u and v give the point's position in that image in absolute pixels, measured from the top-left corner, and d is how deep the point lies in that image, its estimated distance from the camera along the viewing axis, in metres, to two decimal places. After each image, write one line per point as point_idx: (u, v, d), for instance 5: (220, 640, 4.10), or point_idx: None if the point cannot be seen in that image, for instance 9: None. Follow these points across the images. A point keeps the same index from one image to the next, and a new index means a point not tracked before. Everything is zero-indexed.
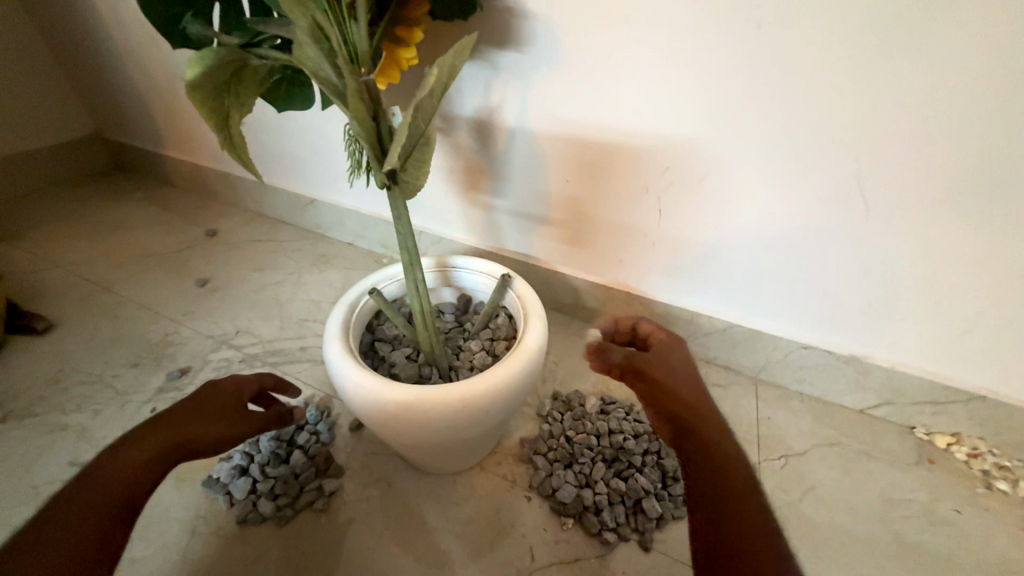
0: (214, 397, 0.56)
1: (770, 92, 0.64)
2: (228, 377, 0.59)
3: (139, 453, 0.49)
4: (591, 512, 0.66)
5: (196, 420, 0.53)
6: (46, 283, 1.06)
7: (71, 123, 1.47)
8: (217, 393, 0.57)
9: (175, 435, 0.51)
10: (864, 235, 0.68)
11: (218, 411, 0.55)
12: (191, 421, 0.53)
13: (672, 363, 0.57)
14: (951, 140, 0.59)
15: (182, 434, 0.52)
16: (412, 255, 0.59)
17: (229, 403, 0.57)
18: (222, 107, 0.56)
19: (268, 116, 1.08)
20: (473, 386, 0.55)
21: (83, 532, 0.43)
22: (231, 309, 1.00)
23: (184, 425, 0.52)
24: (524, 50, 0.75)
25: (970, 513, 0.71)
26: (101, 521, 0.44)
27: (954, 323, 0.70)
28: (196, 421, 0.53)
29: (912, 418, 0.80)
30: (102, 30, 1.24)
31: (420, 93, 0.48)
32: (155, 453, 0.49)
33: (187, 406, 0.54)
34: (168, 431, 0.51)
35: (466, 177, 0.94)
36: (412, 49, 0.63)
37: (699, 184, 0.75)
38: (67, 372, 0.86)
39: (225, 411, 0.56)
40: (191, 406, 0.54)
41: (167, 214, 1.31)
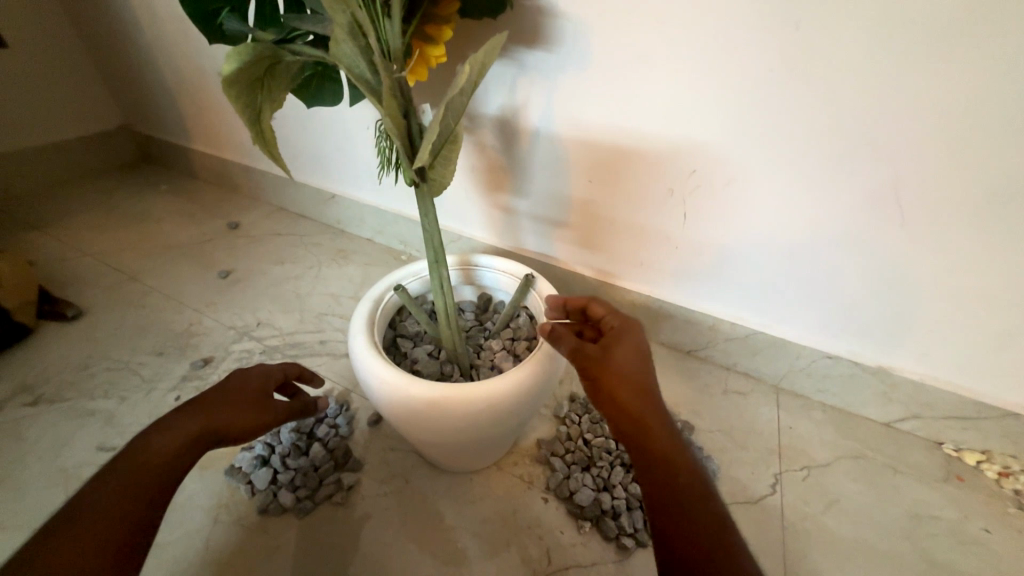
0: (240, 388, 0.57)
1: (804, 95, 0.63)
2: (257, 367, 0.60)
3: (169, 441, 0.50)
4: (608, 516, 0.65)
5: (224, 410, 0.54)
6: (75, 271, 1.09)
7: (100, 115, 1.51)
8: (242, 384, 0.57)
9: (203, 425, 0.52)
10: (898, 244, 0.67)
11: (246, 401, 0.56)
12: (220, 411, 0.53)
13: (621, 354, 0.51)
14: (995, 147, 0.57)
15: (210, 423, 0.52)
16: (438, 253, 0.59)
17: (256, 394, 0.57)
18: (256, 105, 0.56)
19: (293, 112, 1.09)
20: (497, 384, 0.55)
21: (116, 518, 0.44)
22: (252, 302, 1.01)
23: (213, 415, 0.53)
24: (551, 49, 0.74)
25: (1001, 534, 0.68)
26: (133, 508, 0.45)
27: (989, 336, 0.68)
28: (224, 411, 0.54)
29: (940, 433, 0.78)
30: (134, 25, 1.27)
31: (452, 91, 0.47)
32: (185, 442, 0.50)
33: (214, 397, 0.55)
34: (197, 420, 0.52)
35: (487, 176, 0.94)
36: (440, 47, 0.64)
37: (726, 188, 0.74)
38: (95, 359, 0.88)
39: (252, 401, 0.56)
40: (219, 396, 0.55)
41: (191, 206, 1.34)
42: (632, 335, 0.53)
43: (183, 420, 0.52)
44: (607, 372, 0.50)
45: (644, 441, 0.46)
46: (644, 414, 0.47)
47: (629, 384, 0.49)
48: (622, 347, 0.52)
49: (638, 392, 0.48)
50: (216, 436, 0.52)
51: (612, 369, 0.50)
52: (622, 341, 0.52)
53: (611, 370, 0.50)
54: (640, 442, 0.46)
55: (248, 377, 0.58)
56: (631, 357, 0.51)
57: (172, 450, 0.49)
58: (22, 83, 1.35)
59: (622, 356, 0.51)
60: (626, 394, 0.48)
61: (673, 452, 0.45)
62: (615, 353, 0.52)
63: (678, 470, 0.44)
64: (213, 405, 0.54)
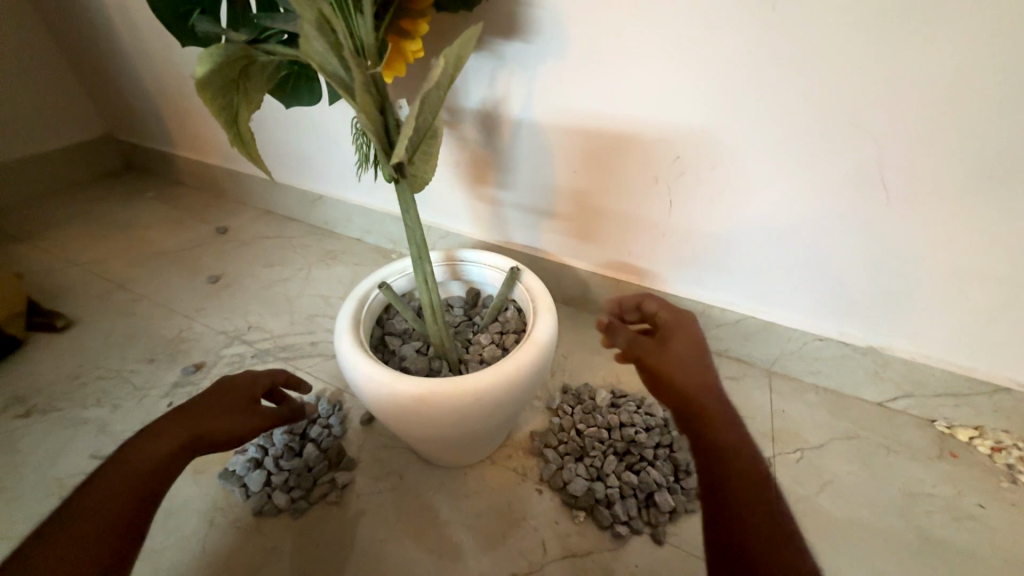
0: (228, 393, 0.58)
1: (784, 76, 0.62)
2: (245, 374, 0.61)
3: (157, 445, 0.50)
4: (602, 505, 0.66)
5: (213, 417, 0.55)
6: (64, 282, 1.08)
7: (84, 125, 1.50)
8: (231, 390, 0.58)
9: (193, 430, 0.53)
10: (884, 222, 0.66)
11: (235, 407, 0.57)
12: (208, 417, 0.54)
13: (677, 347, 0.53)
14: (977, 122, 0.57)
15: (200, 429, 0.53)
16: (420, 248, 0.59)
17: (244, 400, 0.58)
18: (231, 106, 0.57)
19: (276, 113, 1.08)
20: (483, 377, 0.55)
21: (105, 521, 0.44)
22: (242, 306, 1.01)
23: (202, 420, 0.54)
24: (529, 40, 0.74)
25: (995, 508, 0.69)
26: (122, 511, 0.45)
27: (978, 311, 0.68)
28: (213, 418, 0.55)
29: (933, 410, 0.78)
30: (112, 32, 1.26)
31: (427, 84, 0.47)
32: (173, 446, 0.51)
33: (202, 405, 0.55)
34: (185, 425, 0.52)
35: (473, 171, 0.93)
36: (417, 41, 0.63)
37: (710, 173, 0.73)
38: (86, 368, 0.88)
39: (241, 407, 0.58)
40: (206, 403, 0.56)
41: (178, 213, 1.33)
42: (684, 328, 0.56)
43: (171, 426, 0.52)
44: (664, 360, 0.52)
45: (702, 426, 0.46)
46: (702, 401, 0.47)
47: (687, 373, 0.50)
48: (678, 337, 0.54)
49: (697, 382, 0.49)
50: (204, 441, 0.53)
51: (669, 358, 0.52)
52: (676, 332, 0.55)
53: (668, 362, 0.52)
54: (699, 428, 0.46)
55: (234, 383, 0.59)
56: (686, 350, 0.52)
57: (159, 454, 0.49)
58: (2, 95, 1.34)
59: (678, 350, 0.52)
60: (686, 382, 0.49)
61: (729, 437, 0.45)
62: (671, 346, 0.53)
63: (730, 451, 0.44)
64: (203, 412, 0.54)
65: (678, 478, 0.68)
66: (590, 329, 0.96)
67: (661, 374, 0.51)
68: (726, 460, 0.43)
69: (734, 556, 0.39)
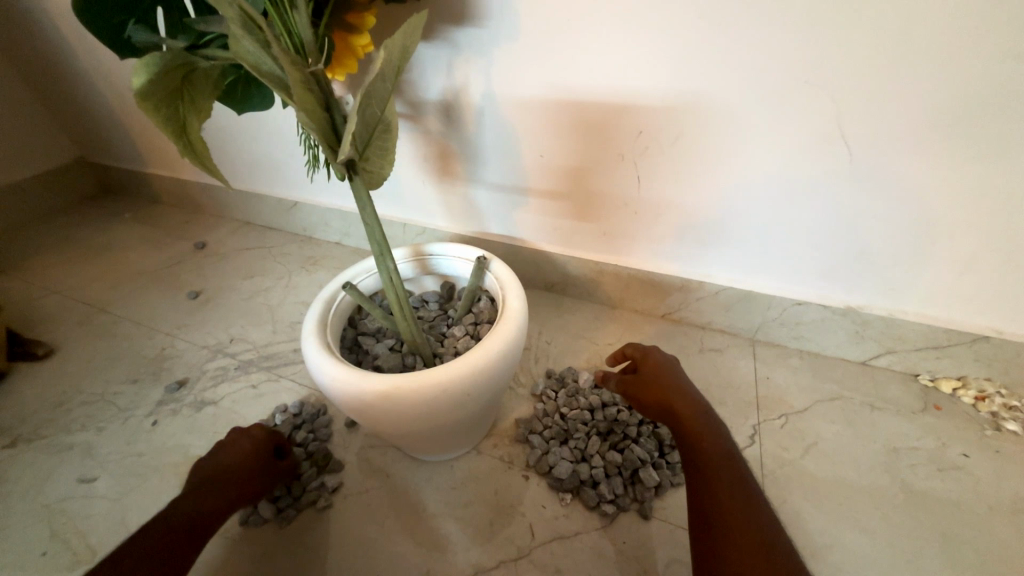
0: (246, 445, 0.66)
1: (738, 39, 0.61)
2: (262, 429, 0.69)
3: (200, 501, 0.58)
4: (588, 486, 0.66)
5: (239, 474, 0.63)
6: (44, 309, 1.08)
7: (54, 151, 1.48)
8: (247, 443, 0.66)
9: (224, 483, 0.61)
10: (851, 181, 0.66)
11: (246, 456, 0.64)
12: (237, 471, 0.63)
13: (658, 363, 0.65)
14: (936, 70, 0.55)
15: (231, 485, 0.62)
16: (381, 245, 0.58)
17: (262, 454, 0.66)
18: (178, 116, 0.53)
19: (240, 123, 1.07)
20: (450, 370, 0.54)
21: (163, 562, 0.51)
22: (224, 319, 1.01)
23: (234, 475, 0.62)
24: (480, 24, 0.72)
25: (980, 456, 0.69)
26: (177, 551, 0.53)
27: (951, 263, 0.67)
28: (239, 475, 0.63)
29: (916, 365, 0.78)
30: (68, 53, 1.23)
31: (368, 78, 0.45)
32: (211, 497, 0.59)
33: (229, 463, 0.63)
34: (213, 485, 0.60)
35: (440, 163, 0.92)
36: (366, 36, 0.62)
37: (675, 145, 0.72)
38: (70, 394, 0.88)
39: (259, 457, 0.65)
40: (230, 460, 0.64)
41: (156, 232, 1.32)
42: (656, 350, 0.68)
43: (205, 480, 0.61)
44: (644, 367, 0.65)
45: (679, 421, 0.57)
46: (680, 405, 0.58)
47: (668, 384, 0.61)
48: (653, 355, 0.66)
49: (676, 390, 0.60)
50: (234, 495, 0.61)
51: (647, 364, 0.65)
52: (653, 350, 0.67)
53: (654, 374, 0.63)
54: (677, 423, 0.57)
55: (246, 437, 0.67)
56: (658, 364, 0.64)
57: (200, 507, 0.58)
58: None
59: (652, 366, 0.65)
60: (670, 392, 0.60)
61: (701, 425, 0.56)
62: (650, 358, 0.66)
63: (704, 439, 0.55)
64: (233, 474, 0.62)
65: (662, 453, 0.69)
66: (572, 313, 0.96)
67: (648, 381, 0.63)
68: (699, 445, 0.54)
69: (703, 513, 0.50)
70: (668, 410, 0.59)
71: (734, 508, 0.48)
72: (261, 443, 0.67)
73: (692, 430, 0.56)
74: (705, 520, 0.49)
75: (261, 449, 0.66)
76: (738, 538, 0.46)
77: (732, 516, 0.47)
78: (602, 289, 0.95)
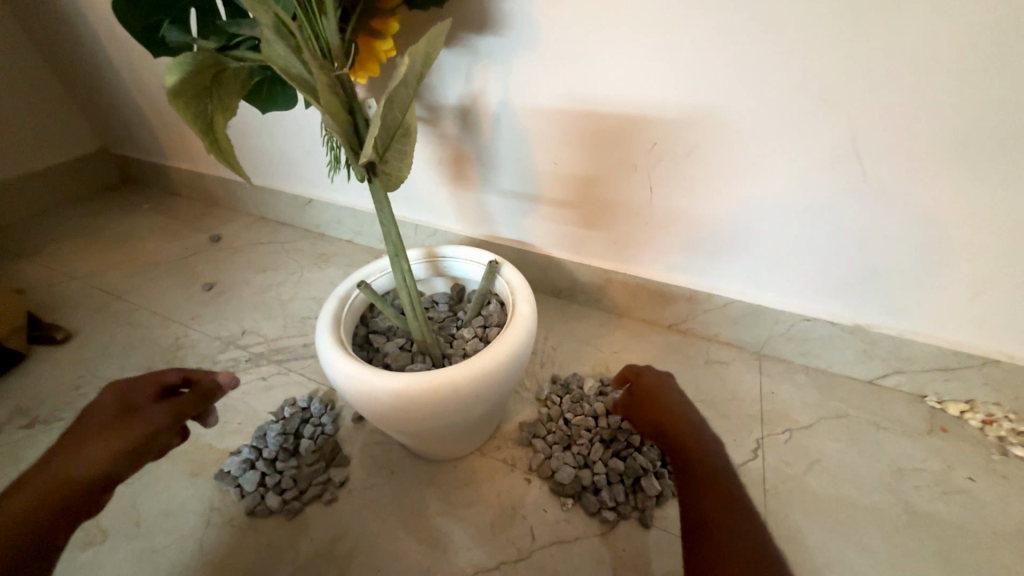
0: (99, 425, 0.56)
1: (753, 57, 0.62)
2: (150, 379, 0.61)
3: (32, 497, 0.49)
4: (589, 492, 0.67)
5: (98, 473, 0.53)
6: (63, 295, 1.11)
7: (78, 141, 1.52)
8: (111, 410, 0.57)
9: (65, 494, 0.51)
10: (864, 200, 0.66)
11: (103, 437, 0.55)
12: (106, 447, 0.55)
13: (657, 382, 0.65)
14: (957, 93, 0.55)
15: (85, 495, 0.53)
16: (397, 245, 0.60)
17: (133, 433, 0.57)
18: (206, 114, 0.54)
19: (260, 120, 1.09)
20: (463, 370, 0.56)
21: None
22: (237, 311, 1.03)
23: (81, 478, 0.52)
24: (500, 33, 0.74)
25: (985, 481, 0.69)
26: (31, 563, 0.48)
27: (963, 285, 0.67)
28: (88, 486, 0.53)
29: (923, 386, 0.78)
30: (99, 47, 1.27)
31: (391, 84, 0.47)
32: (49, 517, 0.50)
33: (55, 479, 0.51)
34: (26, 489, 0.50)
35: (455, 167, 0.94)
36: (388, 41, 0.63)
37: (688, 158, 0.73)
38: (86, 379, 0.91)
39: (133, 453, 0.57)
40: (85, 458, 0.53)
41: (173, 223, 1.35)
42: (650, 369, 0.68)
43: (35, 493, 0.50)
44: (644, 385, 0.66)
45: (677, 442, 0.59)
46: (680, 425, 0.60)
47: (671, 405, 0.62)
48: (650, 373, 0.67)
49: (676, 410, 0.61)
50: (72, 513, 0.52)
51: (647, 384, 0.66)
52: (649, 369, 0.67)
53: (654, 395, 0.64)
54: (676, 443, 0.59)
55: (114, 401, 0.57)
56: (657, 382, 0.65)
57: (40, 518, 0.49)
58: None
59: (651, 384, 0.65)
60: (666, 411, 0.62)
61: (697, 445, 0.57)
62: (648, 376, 0.67)
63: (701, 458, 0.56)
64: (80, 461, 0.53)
65: (665, 462, 0.69)
66: (579, 320, 0.97)
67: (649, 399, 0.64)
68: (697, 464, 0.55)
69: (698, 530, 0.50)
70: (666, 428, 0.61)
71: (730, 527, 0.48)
72: (140, 415, 0.58)
73: (690, 450, 0.57)
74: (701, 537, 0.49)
75: (136, 427, 0.57)
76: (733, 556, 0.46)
77: (729, 550, 0.46)
78: (610, 296, 0.95)
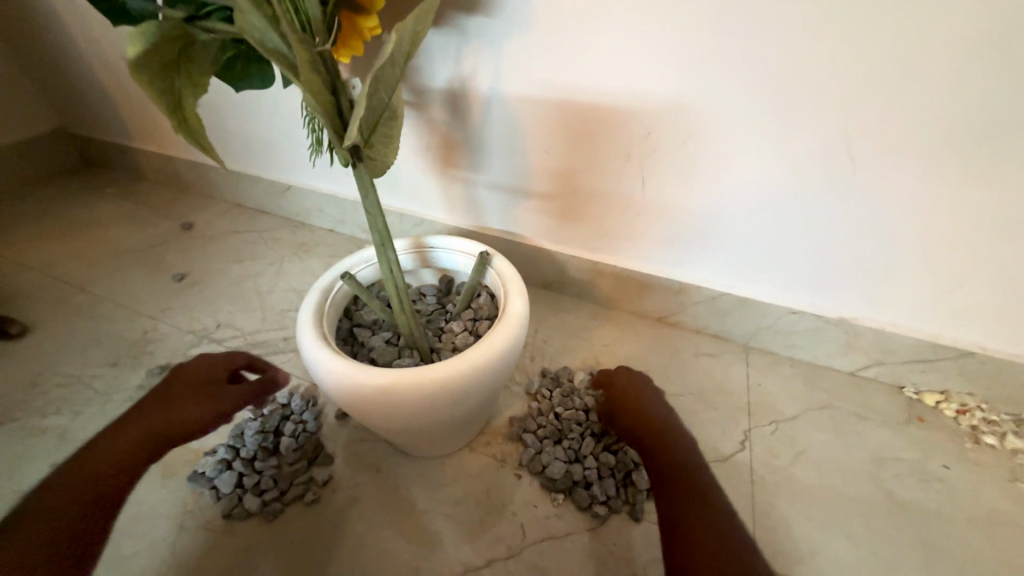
0: (186, 392, 0.61)
1: (752, 47, 0.61)
2: (225, 355, 0.66)
3: (102, 456, 0.55)
4: (580, 486, 0.66)
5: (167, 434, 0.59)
6: (18, 286, 1.03)
7: (32, 120, 1.41)
8: (199, 377, 0.63)
9: (131, 455, 0.57)
10: (854, 194, 0.66)
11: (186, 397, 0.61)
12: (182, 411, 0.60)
13: (630, 380, 0.73)
14: (947, 88, 0.56)
15: (145, 456, 0.58)
16: (383, 234, 0.57)
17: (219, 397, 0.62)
18: (174, 90, 0.50)
19: (235, 101, 1.03)
20: (453, 366, 0.54)
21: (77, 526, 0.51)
22: (211, 304, 0.97)
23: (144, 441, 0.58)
24: (492, 14, 0.71)
25: (959, 468, 0.71)
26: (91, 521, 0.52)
27: (943, 280, 0.69)
28: (145, 449, 0.57)
29: (902, 377, 0.80)
30: (54, 16, 1.17)
31: (378, 62, 0.44)
32: (111, 475, 0.55)
33: (122, 442, 0.57)
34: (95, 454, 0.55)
35: (443, 154, 0.90)
36: (373, 18, 0.58)
37: (682, 149, 0.72)
38: (45, 376, 0.85)
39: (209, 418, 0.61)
40: (157, 422, 0.59)
41: (140, 210, 1.27)
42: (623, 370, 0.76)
43: (128, 438, 0.57)
44: (617, 384, 0.74)
45: (650, 438, 0.65)
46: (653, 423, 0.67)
47: (645, 403, 0.70)
48: (622, 372, 0.75)
49: (646, 407, 0.69)
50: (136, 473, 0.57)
51: (619, 383, 0.74)
52: (621, 370, 0.76)
53: (628, 394, 0.72)
54: (650, 440, 0.65)
55: (200, 370, 0.64)
56: (629, 380, 0.73)
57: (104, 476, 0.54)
58: None
59: (624, 382, 0.73)
60: (638, 407, 0.70)
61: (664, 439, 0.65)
62: (620, 376, 0.75)
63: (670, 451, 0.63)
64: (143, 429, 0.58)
65: None
66: (570, 313, 0.96)
67: (622, 397, 0.72)
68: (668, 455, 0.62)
69: (670, 514, 0.56)
70: (639, 425, 0.68)
71: (699, 510, 0.55)
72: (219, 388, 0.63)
73: (659, 444, 0.64)
74: (674, 518, 0.55)
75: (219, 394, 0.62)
76: (703, 533, 0.52)
77: (700, 530, 0.53)
78: (601, 288, 0.95)
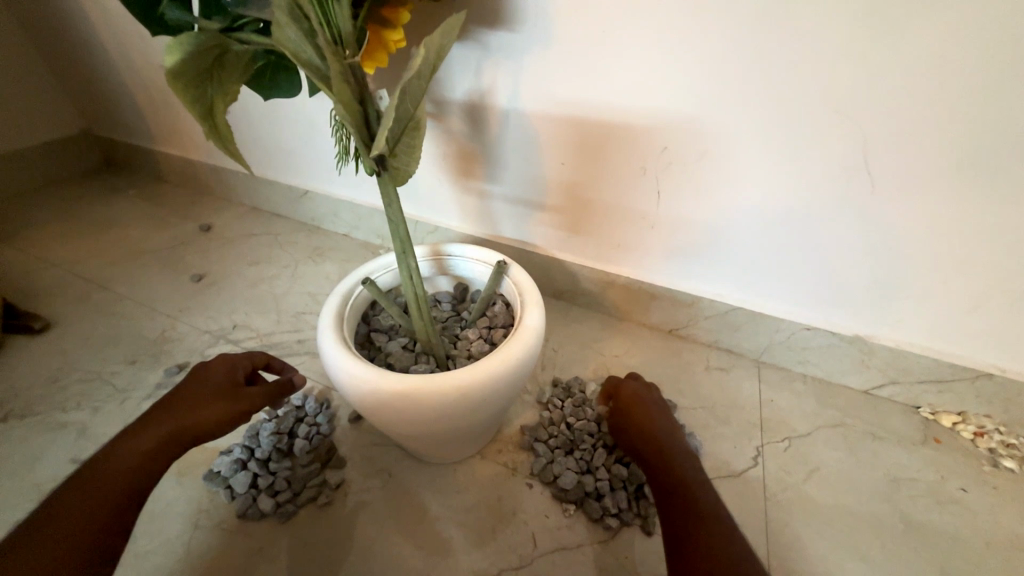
0: (212, 388, 0.59)
1: (771, 67, 0.61)
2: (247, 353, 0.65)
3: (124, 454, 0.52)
4: (592, 498, 0.66)
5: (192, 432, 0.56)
6: (42, 283, 1.06)
7: (60, 122, 1.46)
8: (225, 373, 0.61)
9: (156, 453, 0.54)
10: (870, 213, 0.66)
11: (213, 394, 0.59)
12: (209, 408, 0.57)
13: (638, 392, 0.69)
14: (967, 112, 0.56)
15: (170, 453, 0.55)
16: (404, 242, 0.58)
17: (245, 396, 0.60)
18: (206, 97, 0.51)
19: (258, 108, 1.06)
20: (472, 373, 0.54)
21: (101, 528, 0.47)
22: (227, 305, 0.99)
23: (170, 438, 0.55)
24: (514, 29, 0.72)
25: (977, 492, 0.70)
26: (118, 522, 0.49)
27: (960, 301, 0.69)
28: (171, 446, 0.55)
29: (917, 397, 0.79)
30: (87, 23, 1.21)
31: (407, 74, 0.45)
32: (138, 474, 0.52)
33: (145, 439, 0.53)
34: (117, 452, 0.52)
35: (460, 163, 0.92)
36: (399, 31, 0.60)
37: (698, 165, 0.73)
38: (66, 371, 0.86)
39: (235, 416, 0.59)
40: (183, 418, 0.56)
41: (161, 211, 1.30)
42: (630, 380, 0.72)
43: (154, 436, 0.54)
44: (624, 394, 0.69)
45: (656, 455, 0.61)
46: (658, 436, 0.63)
47: (654, 416, 0.66)
48: (630, 382, 0.71)
49: (652, 419, 0.65)
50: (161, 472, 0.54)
51: (627, 395, 0.69)
52: (628, 380, 0.71)
53: (634, 406, 0.67)
54: (658, 456, 0.61)
55: (225, 366, 0.62)
56: (637, 392, 0.69)
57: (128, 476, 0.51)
58: None
59: (632, 393, 0.69)
60: (643, 418, 0.65)
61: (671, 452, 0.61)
62: (628, 385, 0.70)
63: (677, 467, 0.59)
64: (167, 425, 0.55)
65: None
66: (581, 323, 0.96)
67: (627, 409, 0.67)
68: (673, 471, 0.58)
69: (680, 537, 0.51)
70: (645, 438, 0.64)
71: (707, 532, 0.50)
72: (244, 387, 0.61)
73: (664, 458, 0.60)
74: (685, 541, 0.51)
75: (244, 393, 0.60)
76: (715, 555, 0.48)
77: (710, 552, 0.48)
78: (612, 299, 0.95)
